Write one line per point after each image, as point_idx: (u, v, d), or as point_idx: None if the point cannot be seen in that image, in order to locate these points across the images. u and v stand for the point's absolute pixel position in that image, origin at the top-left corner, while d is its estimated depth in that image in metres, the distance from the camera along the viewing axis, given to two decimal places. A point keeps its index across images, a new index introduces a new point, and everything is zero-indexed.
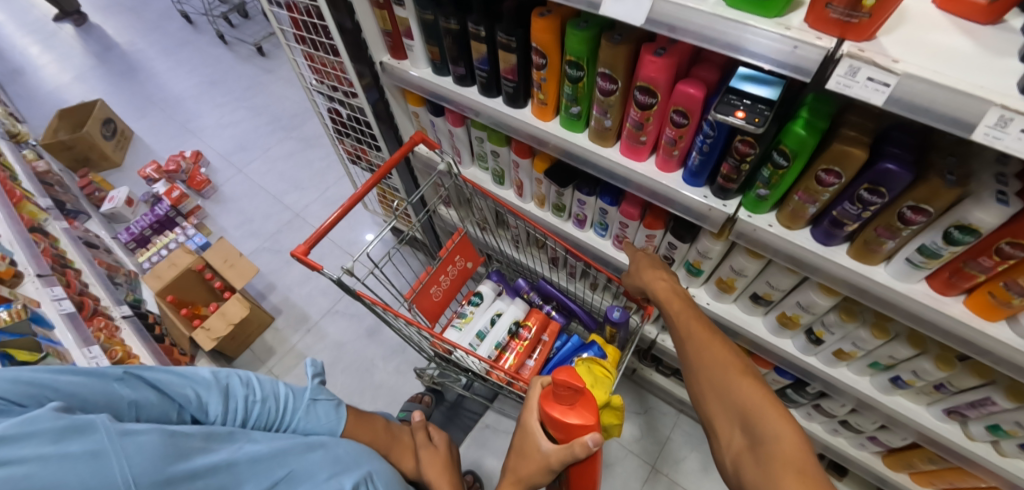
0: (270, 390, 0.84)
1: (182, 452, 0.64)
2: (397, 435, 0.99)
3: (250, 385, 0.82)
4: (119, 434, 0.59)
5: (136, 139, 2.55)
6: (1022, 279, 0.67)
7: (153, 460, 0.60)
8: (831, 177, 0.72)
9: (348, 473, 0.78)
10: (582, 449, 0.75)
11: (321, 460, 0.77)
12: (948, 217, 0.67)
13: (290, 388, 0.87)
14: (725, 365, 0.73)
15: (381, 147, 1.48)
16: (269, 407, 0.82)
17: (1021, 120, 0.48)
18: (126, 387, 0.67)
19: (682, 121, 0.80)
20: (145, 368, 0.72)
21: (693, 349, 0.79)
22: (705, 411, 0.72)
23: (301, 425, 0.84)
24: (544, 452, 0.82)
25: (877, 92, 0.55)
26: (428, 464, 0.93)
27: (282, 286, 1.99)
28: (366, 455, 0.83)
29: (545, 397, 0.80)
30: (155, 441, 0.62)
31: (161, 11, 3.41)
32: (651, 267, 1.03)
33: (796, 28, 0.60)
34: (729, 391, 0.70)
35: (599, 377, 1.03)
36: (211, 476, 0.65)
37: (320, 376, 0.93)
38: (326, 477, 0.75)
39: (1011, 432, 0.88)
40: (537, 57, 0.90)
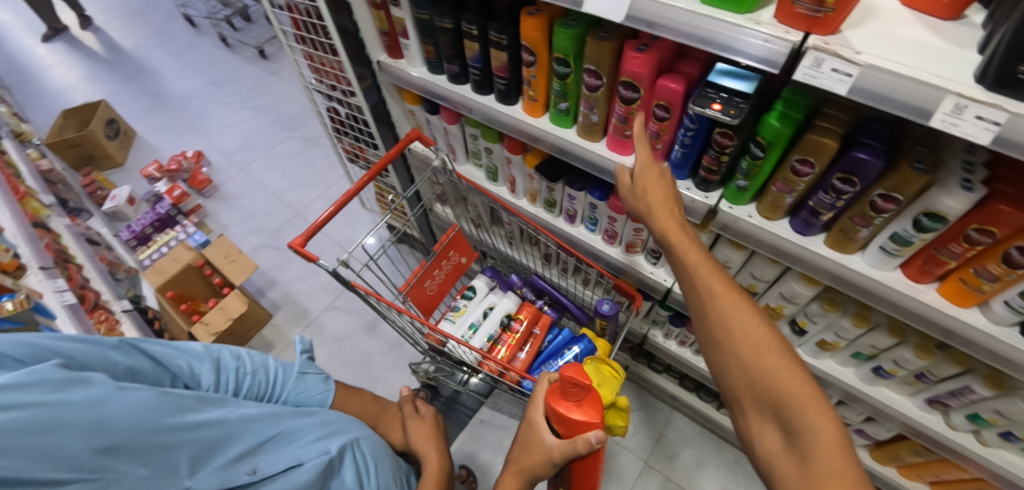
0: (260, 364, 0.88)
1: (176, 407, 0.67)
2: (386, 407, 1.03)
3: (241, 359, 0.85)
4: (115, 388, 0.63)
5: (139, 138, 2.59)
6: (991, 265, 0.70)
7: (149, 411, 0.64)
8: (805, 167, 0.75)
9: (336, 437, 0.83)
10: (585, 445, 0.77)
11: (310, 423, 0.82)
12: (917, 205, 0.70)
13: (280, 363, 0.91)
14: (752, 340, 0.62)
15: (378, 145, 1.51)
16: (259, 379, 0.85)
17: (976, 107, 0.54)
18: (122, 353, 0.71)
19: (664, 115, 0.82)
20: (140, 341, 0.75)
21: (712, 312, 0.66)
22: (728, 386, 0.64)
23: (291, 396, 0.88)
24: (547, 446, 0.83)
25: (841, 82, 0.60)
26: (417, 433, 0.96)
27: (282, 282, 2.02)
28: (352, 423, 0.88)
29: (552, 394, 0.82)
30: (150, 396, 0.65)
31: (167, 14, 3.45)
32: (658, 188, 0.79)
33: (766, 23, 0.63)
34: (755, 368, 0.60)
35: (607, 376, 1.01)
36: (204, 430, 0.69)
37: (309, 352, 0.97)
38: (314, 438, 0.81)
39: (991, 420, 0.90)
40: (526, 54, 0.93)
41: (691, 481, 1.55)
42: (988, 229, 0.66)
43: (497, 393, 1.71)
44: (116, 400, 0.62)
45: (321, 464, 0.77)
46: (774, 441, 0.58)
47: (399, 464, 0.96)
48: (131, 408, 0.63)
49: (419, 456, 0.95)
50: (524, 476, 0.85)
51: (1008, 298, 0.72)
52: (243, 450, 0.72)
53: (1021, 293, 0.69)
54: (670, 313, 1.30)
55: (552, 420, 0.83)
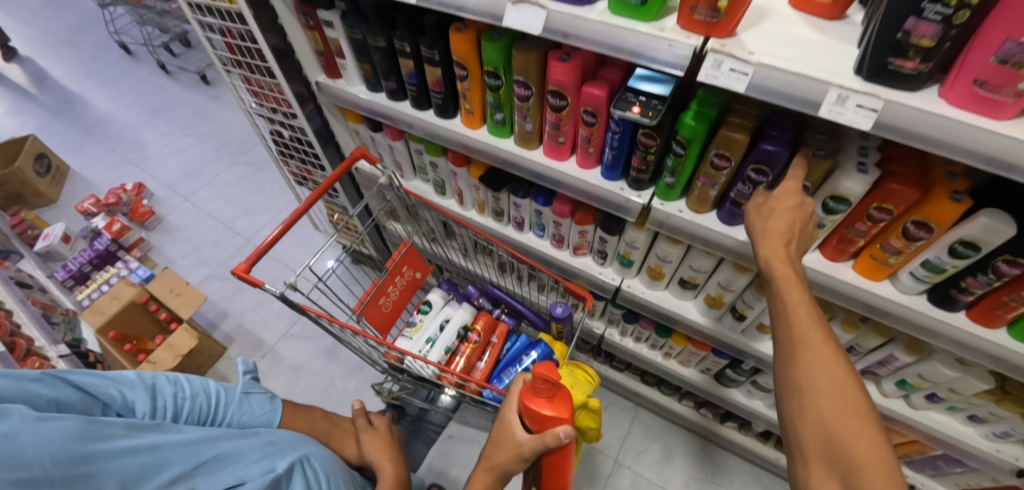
0: (200, 387, 0.85)
1: (102, 434, 0.65)
2: (337, 422, 1.01)
3: (179, 383, 0.82)
4: (33, 418, 0.60)
5: (72, 173, 2.45)
6: (892, 239, 0.78)
7: (70, 440, 0.61)
8: (722, 160, 0.80)
9: (282, 455, 0.81)
10: (554, 440, 0.79)
11: (252, 444, 0.79)
12: (824, 189, 0.76)
13: (221, 386, 0.88)
14: (842, 401, 0.55)
15: (324, 165, 1.49)
16: (200, 403, 0.82)
17: (856, 96, 0.60)
18: (45, 385, 0.67)
19: (591, 120, 0.86)
20: (64, 373, 0.72)
21: (805, 365, 0.58)
22: (796, 431, 0.58)
23: (235, 418, 0.86)
24: (518, 442, 0.84)
25: (739, 80, 0.65)
26: (370, 444, 0.94)
27: (235, 313, 1.95)
28: (302, 440, 0.86)
29: (526, 393, 0.83)
30: (74, 425, 0.63)
31: (98, 43, 3.31)
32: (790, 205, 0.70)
33: (669, 29, 0.68)
34: (832, 417, 0.54)
35: (579, 380, 1.08)
36: (133, 455, 0.66)
37: (251, 373, 0.95)
38: (257, 458, 0.78)
39: (916, 384, 0.98)
40: (459, 69, 0.95)
41: (659, 475, 1.58)
42: (887, 206, 0.74)
43: (464, 407, 1.71)
44: (34, 431, 0.59)
45: (263, 483, 0.74)
46: None
47: (354, 477, 0.94)
48: (50, 438, 0.60)
49: (374, 467, 0.93)
50: (497, 470, 0.85)
51: (913, 268, 0.80)
52: (178, 472, 0.69)
53: (922, 263, 0.78)
54: (623, 311, 1.36)
55: (526, 418, 0.84)
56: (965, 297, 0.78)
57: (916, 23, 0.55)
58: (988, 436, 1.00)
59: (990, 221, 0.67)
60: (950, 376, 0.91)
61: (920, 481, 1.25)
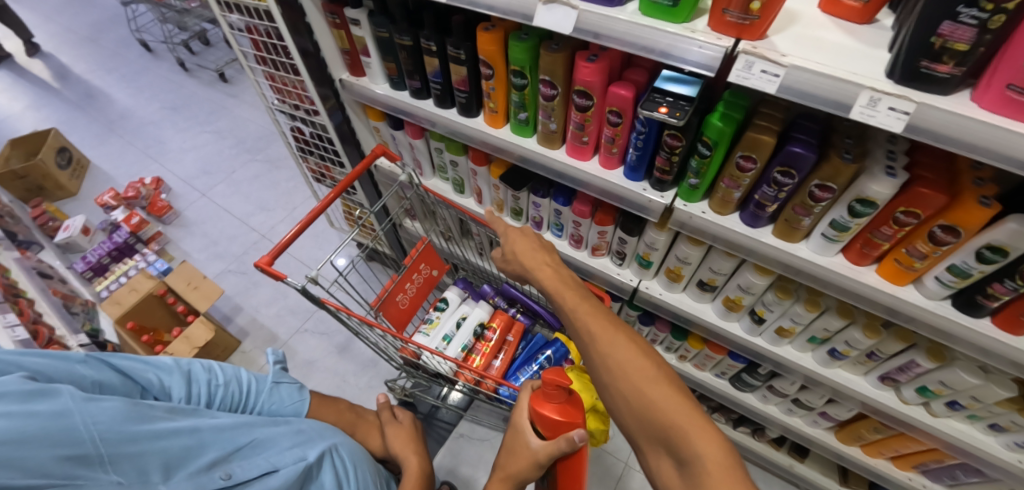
0: (232, 375, 0.86)
1: (144, 416, 0.67)
2: (362, 415, 1.03)
3: (212, 371, 0.83)
4: (82, 399, 0.62)
5: (92, 167, 2.49)
6: (919, 244, 0.78)
7: (117, 420, 0.63)
8: (748, 162, 0.80)
9: (312, 444, 0.82)
10: (568, 444, 0.78)
11: (283, 431, 0.81)
12: (851, 192, 0.76)
13: (252, 374, 0.89)
14: (638, 375, 0.67)
15: (343, 162, 1.51)
16: (232, 390, 0.84)
17: (889, 99, 0.60)
18: (88, 367, 0.69)
19: (617, 120, 0.87)
20: (106, 355, 0.73)
21: (612, 364, 0.69)
22: (624, 421, 0.67)
23: (265, 406, 0.87)
24: (533, 448, 0.84)
25: (770, 82, 0.65)
26: (394, 436, 0.95)
27: (249, 307, 1.97)
28: (329, 430, 0.87)
29: (536, 399, 0.84)
30: (119, 406, 0.65)
31: (119, 40, 3.36)
32: (522, 238, 0.99)
33: (700, 31, 0.68)
34: (636, 398, 0.65)
35: (588, 383, 1.09)
36: (174, 438, 0.68)
37: (281, 363, 0.96)
38: (288, 445, 0.79)
39: (937, 391, 0.98)
40: (484, 68, 0.96)
41: None
42: (914, 210, 0.74)
43: (476, 406, 1.71)
44: (84, 410, 0.61)
45: (295, 473, 0.75)
46: (670, 470, 0.61)
47: (379, 469, 0.95)
48: (98, 418, 0.62)
49: (399, 460, 0.94)
50: (512, 477, 0.85)
51: (938, 274, 0.80)
52: (216, 456, 0.71)
53: (948, 268, 0.78)
54: (638, 313, 1.36)
55: (537, 423, 0.84)
56: (991, 303, 0.78)
57: (952, 27, 0.55)
58: (1010, 446, 1.00)
59: (1018, 227, 0.67)
60: (972, 384, 0.91)
61: None
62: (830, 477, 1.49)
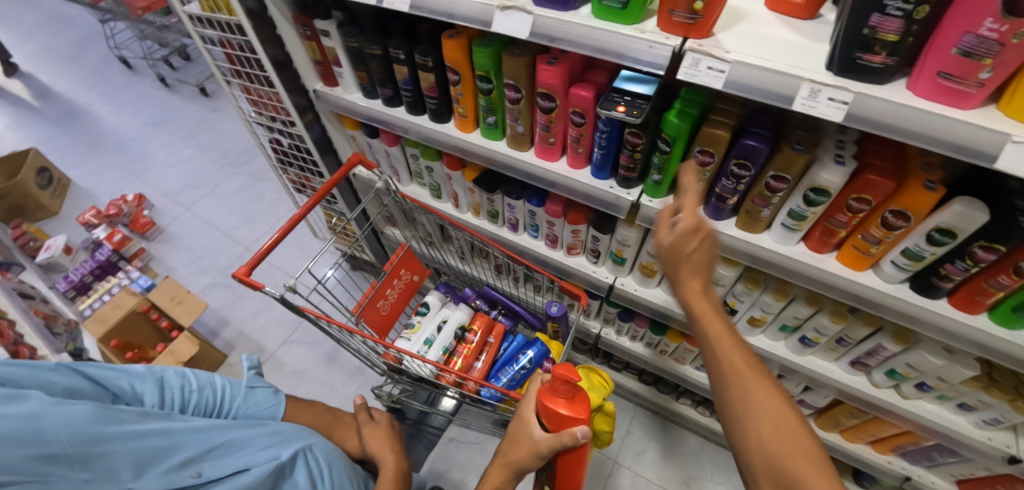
0: (206, 381, 0.86)
1: (115, 419, 0.67)
2: (340, 417, 1.03)
3: (186, 377, 0.84)
4: (52, 403, 0.62)
5: (73, 185, 2.48)
6: (873, 230, 0.80)
7: (88, 422, 0.64)
8: (706, 156, 0.83)
9: (287, 444, 0.82)
10: (571, 438, 0.81)
11: (258, 432, 0.81)
12: (804, 182, 0.79)
13: (226, 380, 0.90)
14: (777, 419, 0.58)
15: (322, 172, 1.52)
16: (206, 396, 0.84)
17: (828, 90, 0.63)
18: (59, 374, 0.69)
19: (580, 120, 0.89)
20: (78, 364, 0.73)
21: (743, 394, 0.61)
22: (742, 455, 0.60)
23: (240, 411, 0.87)
24: (535, 439, 0.86)
25: (717, 78, 0.67)
26: (371, 437, 0.95)
27: (235, 320, 1.96)
28: (304, 431, 0.88)
29: (546, 393, 0.85)
30: (90, 409, 0.65)
31: (99, 57, 3.36)
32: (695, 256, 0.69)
33: (649, 31, 0.71)
34: (769, 439, 0.57)
35: (596, 386, 1.08)
36: (145, 438, 0.68)
37: (256, 369, 0.97)
38: (262, 445, 0.80)
39: (905, 373, 1.00)
40: (451, 74, 0.98)
41: (658, 475, 1.59)
42: (865, 197, 0.77)
43: (464, 409, 1.72)
44: (54, 412, 0.61)
45: (267, 469, 0.76)
46: None
47: (357, 470, 0.95)
48: (68, 420, 0.62)
49: (376, 459, 0.94)
50: (511, 466, 0.88)
51: (894, 257, 0.83)
52: (189, 455, 0.71)
53: (902, 252, 0.81)
54: (618, 310, 1.38)
55: (544, 416, 0.86)
56: (945, 284, 0.81)
57: (880, 19, 0.58)
58: (979, 424, 1.03)
59: (963, 209, 0.71)
60: (937, 364, 0.94)
61: (916, 473, 1.27)
62: None
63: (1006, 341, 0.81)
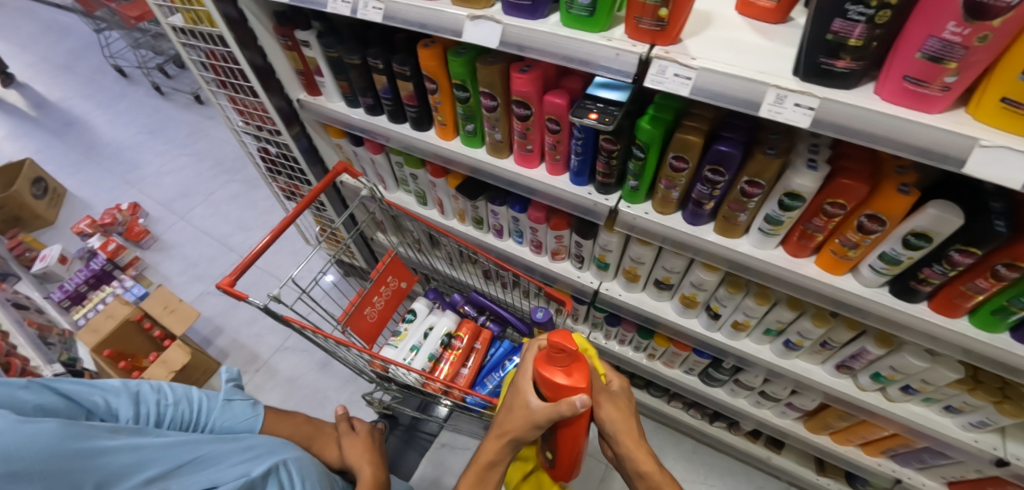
0: (182, 394, 0.87)
1: (83, 436, 0.68)
2: (320, 427, 1.03)
3: (162, 391, 0.85)
4: (18, 421, 0.63)
5: (69, 195, 2.50)
6: (849, 234, 0.80)
7: (54, 440, 0.64)
8: (680, 162, 0.82)
9: (260, 459, 0.83)
10: (569, 407, 0.76)
11: (232, 448, 0.82)
12: (779, 187, 0.78)
13: (204, 393, 0.91)
14: None
15: (309, 180, 1.52)
16: (182, 410, 0.85)
17: (794, 95, 0.63)
18: (31, 392, 0.69)
19: (555, 127, 0.89)
20: (51, 380, 0.74)
21: None
22: None
23: (217, 424, 0.88)
24: (533, 409, 0.81)
25: (683, 84, 0.67)
26: (349, 448, 0.96)
27: (229, 329, 1.97)
28: (282, 446, 0.87)
29: (541, 360, 0.82)
30: (57, 426, 0.66)
31: (96, 66, 3.38)
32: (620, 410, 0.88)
33: (616, 39, 0.71)
34: None
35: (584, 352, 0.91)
36: (113, 455, 0.69)
37: (235, 381, 0.97)
38: (234, 461, 0.80)
39: (890, 376, 1.00)
40: (428, 82, 0.98)
41: None
42: (839, 201, 0.76)
43: (457, 415, 1.72)
44: (19, 430, 0.62)
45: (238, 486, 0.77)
46: None
47: (335, 480, 0.96)
48: (33, 438, 0.63)
49: (355, 471, 0.95)
50: (509, 436, 0.82)
51: (872, 261, 0.83)
52: (158, 471, 0.72)
53: (879, 256, 0.81)
54: (605, 314, 1.38)
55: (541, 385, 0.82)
56: (924, 288, 0.81)
57: (843, 24, 0.58)
58: (966, 427, 1.02)
59: (938, 213, 0.70)
60: (921, 367, 0.94)
61: (907, 475, 1.26)
62: (807, 467, 1.51)
63: (987, 344, 0.81)
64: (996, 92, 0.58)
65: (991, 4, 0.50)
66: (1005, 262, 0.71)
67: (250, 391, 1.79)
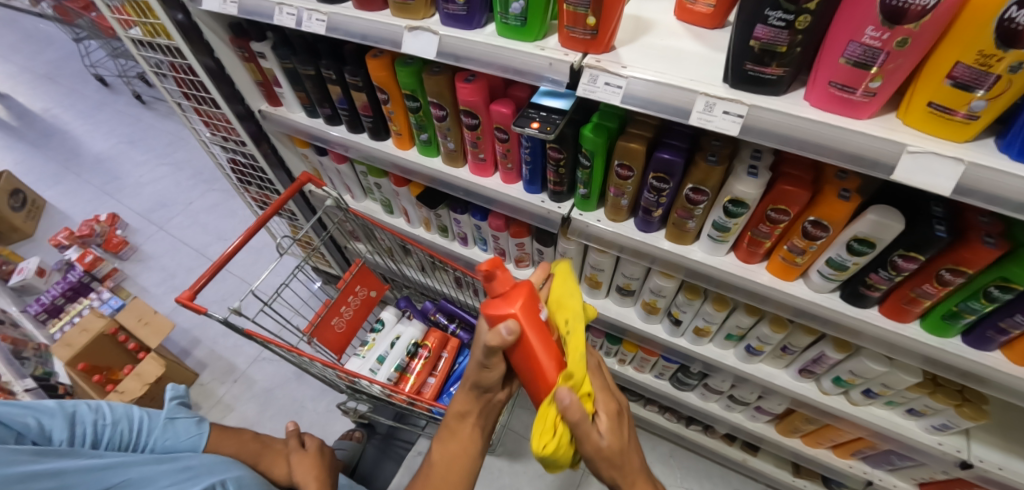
0: (122, 414, 0.90)
1: (5, 460, 0.68)
2: (268, 444, 1.05)
3: (100, 411, 0.88)
4: None
5: (48, 206, 2.49)
6: (795, 239, 0.80)
7: None
8: (626, 170, 0.82)
9: (196, 480, 0.84)
10: (495, 337, 0.66)
11: (166, 469, 0.83)
12: (723, 194, 0.78)
13: (145, 411, 0.94)
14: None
15: (277, 189, 1.52)
16: (121, 429, 0.88)
17: (722, 103, 0.61)
18: None
19: (503, 136, 0.89)
20: None
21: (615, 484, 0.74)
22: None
23: (158, 443, 0.90)
24: (480, 346, 0.73)
25: (614, 93, 0.66)
26: (297, 465, 0.97)
27: (206, 340, 1.96)
28: (224, 464, 0.90)
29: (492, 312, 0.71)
30: None
31: (77, 76, 3.38)
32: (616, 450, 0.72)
33: (549, 48, 0.70)
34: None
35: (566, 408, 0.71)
36: (34, 480, 0.69)
37: (179, 399, 1.00)
38: (166, 484, 0.81)
39: (850, 380, 1.00)
40: (380, 93, 0.98)
41: None
42: (782, 207, 0.76)
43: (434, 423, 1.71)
44: None
45: None
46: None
47: None
48: None
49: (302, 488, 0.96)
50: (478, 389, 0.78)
51: (820, 267, 0.82)
52: None
53: (827, 261, 0.80)
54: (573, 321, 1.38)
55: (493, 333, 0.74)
56: (873, 293, 0.81)
57: (764, 30, 0.56)
58: (929, 430, 1.02)
59: (878, 218, 0.70)
60: (879, 371, 0.94)
61: (878, 477, 1.26)
62: (783, 469, 1.50)
63: (938, 349, 0.82)
64: (924, 97, 0.57)
65: (907, 8, 0.49)
66: (948, 266, 0.71)
67: (227, 402, 1.79)
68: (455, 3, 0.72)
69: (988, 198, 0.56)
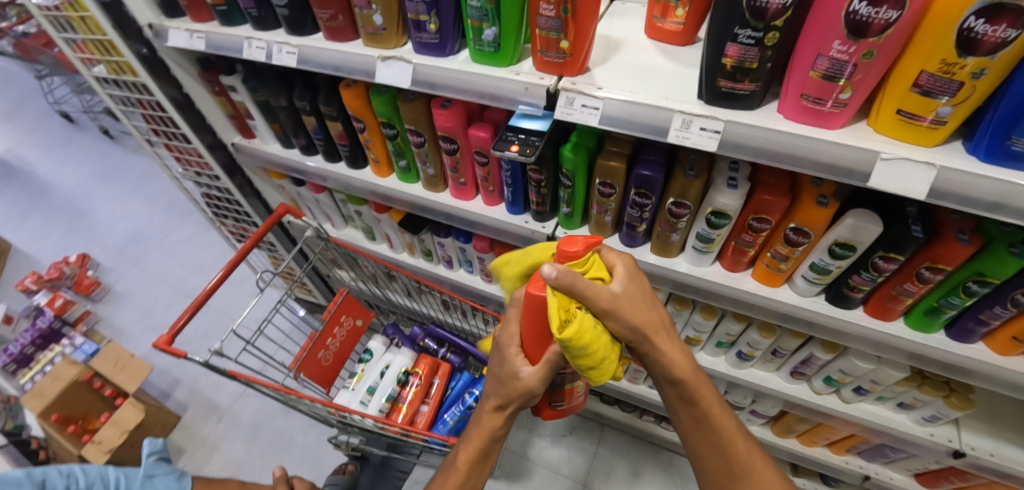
0: (96, 475, 0.89)
1: None
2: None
3: (72, 475, 0.87)
4: None
5: (14, 250, 2.39)
6: (779, 246, 0.80)
7: None
8: (607, 188, 0.82)
9: None
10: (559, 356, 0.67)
11: None
12: (705, 207, 0.78)
13: (121, 471, 0.92)
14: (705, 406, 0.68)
15: (254, 221, 1.49)
16: None
17: (699, 120, 0.62)
18: None
19: (483, 160, 0.88)
20: None
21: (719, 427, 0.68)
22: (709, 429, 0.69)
23: None
24: (524, 380, 0.69)
25: (592, 115, 0.66)
26: None
27: (188, 379, 1.89)
28: None
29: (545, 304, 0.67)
30: None
31: (40, 113, 3.28)
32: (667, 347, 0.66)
33: (524, 72, 0.70)
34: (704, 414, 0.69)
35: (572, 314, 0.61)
36: None
37: (158, 453, 0.95)
38: None
39: (840, 379, 1.02)
40: (355, 121, 0.96)
41: None
42: (763, 216, 0.77)
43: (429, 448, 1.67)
44: None
45: None
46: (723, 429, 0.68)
47: None
48: None
49: None
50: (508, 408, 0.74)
51: (804, 272, 0.84)
52: None
53: (810, 266, 0.81)
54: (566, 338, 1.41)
55: (527, 334, 0.69)
56: (856, 294, 0.82)
57: (735, 48, 0.57)
58: (919, 421, 1.04)
59: (857, 222, 0.71)
60: (867, 369, 0.96)
61: (873, 470, 1.28)
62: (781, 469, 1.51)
63: (922, 344, 0.84)
64: (892, 105, 0.58)
65: (871, 22, 0.50)
66: (928, 264, 0.73)
67: (213, 442, 1.72)
68: (427, 32, 0.72)
69: (961, 199, 0.57)
